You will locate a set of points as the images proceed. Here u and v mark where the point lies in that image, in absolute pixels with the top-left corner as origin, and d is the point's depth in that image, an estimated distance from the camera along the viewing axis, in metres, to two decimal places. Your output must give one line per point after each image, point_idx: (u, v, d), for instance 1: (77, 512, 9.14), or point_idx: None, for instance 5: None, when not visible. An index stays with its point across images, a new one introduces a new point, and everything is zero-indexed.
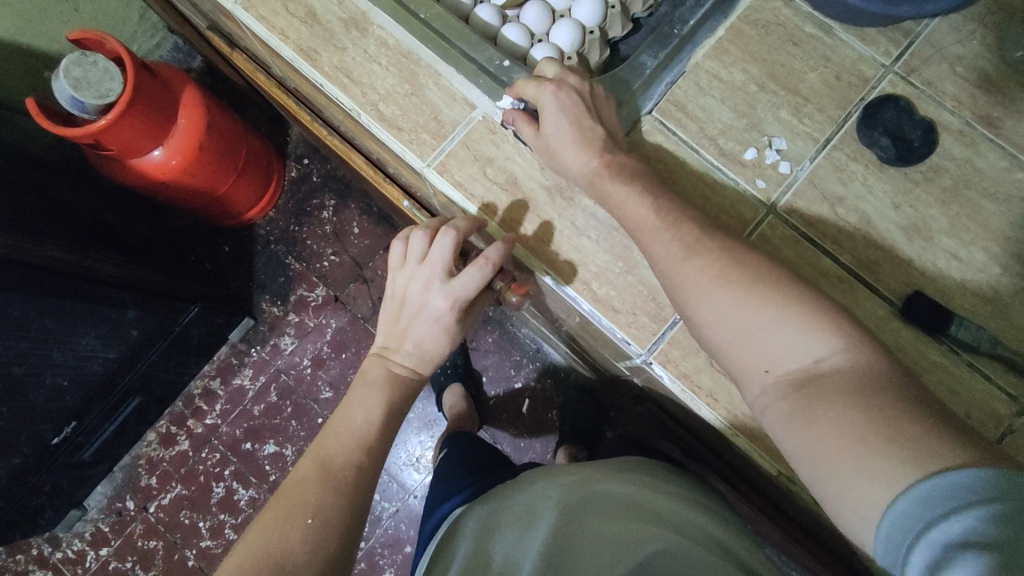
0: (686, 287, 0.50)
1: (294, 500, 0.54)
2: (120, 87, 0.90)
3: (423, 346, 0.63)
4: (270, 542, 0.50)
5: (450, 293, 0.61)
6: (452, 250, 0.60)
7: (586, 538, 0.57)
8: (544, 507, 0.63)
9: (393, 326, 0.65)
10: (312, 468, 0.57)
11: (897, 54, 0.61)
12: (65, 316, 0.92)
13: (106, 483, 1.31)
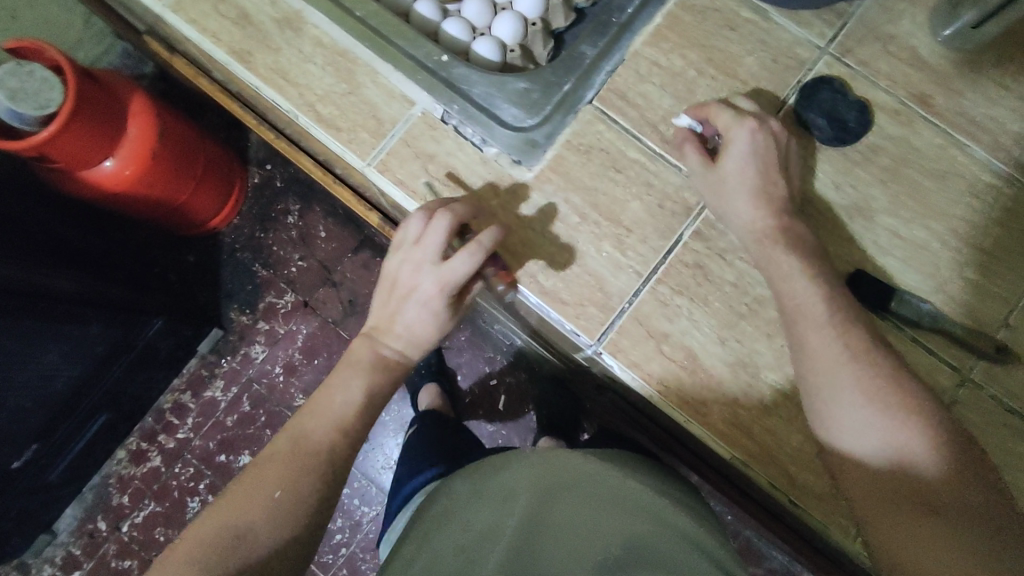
0: (807, 322, 0.51)
1: (262, 475, 0.53)
2: (60, 97, 0.87)
3: (412, 332, 0.59)
4: (235, 516, 0.50)
5: (440, 275, 0.56)
6: (446, 232, 0.56)
7: (560, 525, 0.57)
8: (514, 489, 0.61)
9: (381, 309, 0.60)
10: (286, 441, 0.56)
11: (831, 36, 0.62)
12: (25, 335, 0.90)
13: (76, 504, 1.28)
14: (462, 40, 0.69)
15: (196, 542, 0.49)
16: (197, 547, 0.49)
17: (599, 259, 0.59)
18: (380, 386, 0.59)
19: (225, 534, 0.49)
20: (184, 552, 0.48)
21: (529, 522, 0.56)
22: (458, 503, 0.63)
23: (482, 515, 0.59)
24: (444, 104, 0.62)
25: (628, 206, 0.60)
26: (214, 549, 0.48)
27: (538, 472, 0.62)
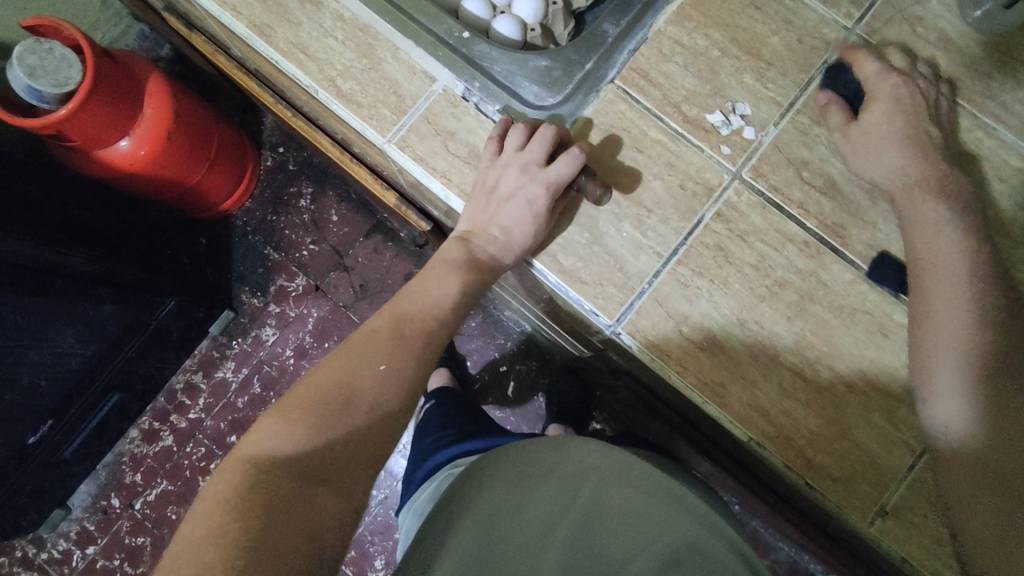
0: (939, 297, 0.51)
1: (364, 350, 0.54)
2: (79, 75, 0.87)
3: (512, 233, 0.57)
4: (340, 380, 0.52)
5: (546, 176, 0.56)
6: (551, 138, 0.58)
7: (608, 514, 0.56)
8: (572, 475, 0.59)
9: (477, 214, 0.59)
10: (383, 325, 0.57)
11: (859, 16, 0.61)
12: (39, 313, 0.91)
13: (89, 481, 1.30)
14: (483, 18, 0.68)
15: (303, 401, 0.51)
16: (305, 406, 0.50)
17: (619, 239, 0.59)
18: (478, 286, 0.60)
19: (330, 395, 0.51)
20: (293, 409, 0.50)
21: (580, 515, 0.56)
22: (492, 477, 0.59)
23: (526, 502, 0.57)
24: (465, 81, 0.62)
25: (649, 186, 0.59)
26: (322, 411, 0.50)
27: (602, 458, 0.60)
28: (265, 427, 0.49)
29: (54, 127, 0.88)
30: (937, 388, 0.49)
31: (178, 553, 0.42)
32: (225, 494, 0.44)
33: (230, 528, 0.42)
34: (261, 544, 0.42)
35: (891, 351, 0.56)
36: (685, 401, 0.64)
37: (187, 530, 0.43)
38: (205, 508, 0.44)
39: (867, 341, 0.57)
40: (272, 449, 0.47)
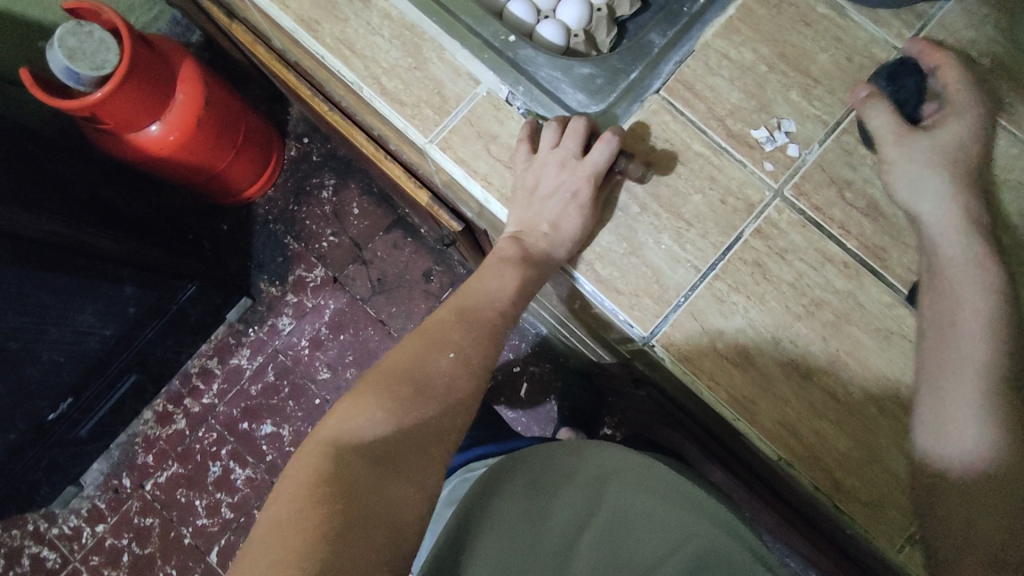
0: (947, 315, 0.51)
1: (432, 339, 0.56)
2: (116, 59, 0.88)
3: (561, 228, 0.58)
4: (412, 368, 0.53)
5: (584, 169, 0.58)
6: (583, 131, 0.59)
7: (632, 518, 0.56)
8: (590, 479, 0.59)
9: (523, 215, 0.60)
10: (448, 314, 0.58)
11: (910, 38, 0.60)
12: (60, 291, 0.91)
13: (102, 460, 1.31)
14: (527, 22, 0.68)
15: (378, 387, 0.51)
16: (381, 392, 0.51)
17: (656, 251, 0.59)
18: (529, 283, 0.59)
19: (405, 382, 0.52)
20: (369, 395, 0.50)
21: (603, 518, 0.56)
22: (509, 483, 0.59)
23: (548, 505, 0.57)
24: (509, 85, 0.62)
25: (690, 199, 0.59)
26: (398, 396, 0.51)
27: (619, 461, 0.59)
28: (342, 414, 0.49)
29: (89, 109, 0.89)
30: (951, 403, 0.49)
31: (260, 540, 0.41)
32: (305, 473, 0.44)
33: (317, 512, 0.41)
34: (348, 526, 0.41)
35: None
36: (712, 415, 0.64)
37: (269, 514, 0.42)
38: (289, 491, 0.43)
39: (904, 366, 0.56)
40: (352, 433, 0.47)
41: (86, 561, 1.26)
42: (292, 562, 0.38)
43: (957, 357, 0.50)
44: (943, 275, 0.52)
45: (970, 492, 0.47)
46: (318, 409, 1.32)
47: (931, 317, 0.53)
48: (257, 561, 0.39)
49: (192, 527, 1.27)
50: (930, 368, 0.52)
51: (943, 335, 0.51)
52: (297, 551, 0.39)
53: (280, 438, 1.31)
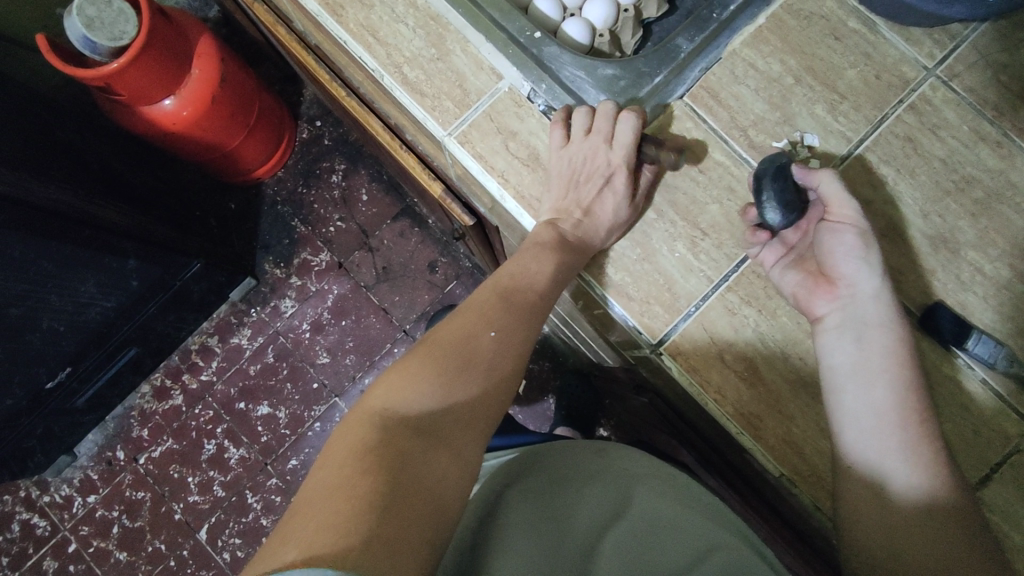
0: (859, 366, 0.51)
1: (474, 315, 0.54)
2: (134, 30, 0.87)
3: (596, 215, 0.57)
4: (455, 344, 0.52)
5: (618, 155, 0.57)
6: (612, 118, 0.58)
7: (659, 521, 0.54)
8: (615, 480, 0.58)
9: (557, 203, 0.59)
10: (488, 294, 0.56)
11: (940, 58, 0.59)
12: (64, 261, 0.91)
13: (97, 431, 1.31)
14: (553, 19, 0.67)
15: (423, 361, 0.50)
16: (426, 367, 0.50)
17: (670, 258, 0.59)
18: (563, 272, 0.57)
19: (448, 358, 0.51)
20: (414, 369, 0.49)
21: (630, 520, 0.54)
22: (531, 478, 0.58)
23: (574, 502, 0.55)
24: (532, 82, 0.61)
25: (707, 209, 0.59)
26: (441, 372, 0.50)
27: (641, 466, 0.60)
28: (388, 387, 0.48)
29: (103, 79, 0.88)
30: (890, 443, 0.50)
31: (306, 504, 0.39)
32: (353, 445, 0.43)
33: (366, 480, 0.40)
34: (394, 498, 0.40)
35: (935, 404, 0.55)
36: (713, 426, 0.63)
37: (315, 481, 0.41)
38: (336, 460, 0.42)
39: None
40: (397, 407, 0.47)
41: (75, 531, 1.26)
42: (342, 528, 0.37)
43: (889, 402, 0.50)
44: (863, 322, 0.52)
45: (915, 523, 0.48)
46: (316, 393, 1.32)
47: (847, 367, 0.52)
48: (304, 526, 0.37)
49: (183, 503, 1.28)
50: (859, 415, 0.51)
51: (870, 384, 0.51)
52: (347, 517, 0.37)
53: (276, 420, 1.31)
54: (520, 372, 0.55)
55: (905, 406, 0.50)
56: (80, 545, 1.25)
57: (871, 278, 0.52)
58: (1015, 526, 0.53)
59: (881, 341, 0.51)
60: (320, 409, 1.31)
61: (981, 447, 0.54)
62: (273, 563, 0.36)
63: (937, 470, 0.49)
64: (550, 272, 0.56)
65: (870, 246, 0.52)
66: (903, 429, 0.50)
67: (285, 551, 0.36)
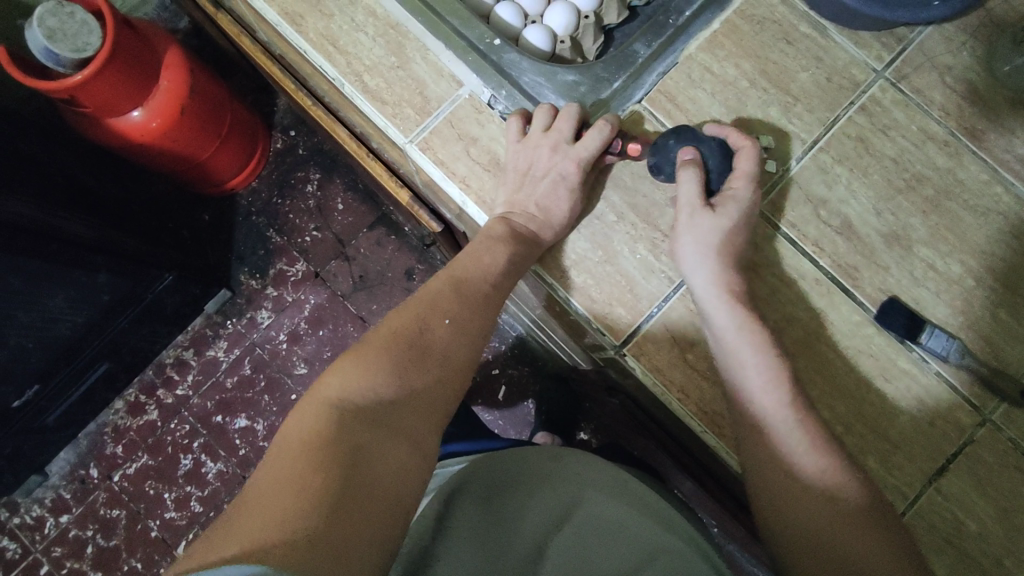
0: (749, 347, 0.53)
1: (430, 303, 0.54)
2: (98, 42, 0.86)
3: (550, 210, 0.58)
4: (409, 334, 0.52)
5: (576, 153, 0.58)
6: (575, 115, 0.59)
7: (610, 525, 0.54)
8: (566, 485, 0.57)
9: (512, 198, 0.59)
10: (444, 284, 0.56)
11: (888, 60, 0.61)
12: (33, 276, 0.90)
13: (69, 449, 1.28)
14: (513, 26, 0.68)
15: (379, 351, 0.50)
16: (380, 357, 0.50)
17: (631, 260, 0.59)
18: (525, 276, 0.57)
19: (403, 348, 0.51)
20: (368, 358, 0.49)
21: (576, 524, 0.55)
22: (479, 483, 0.57)
23: (523, 508, 0.55)
24: (492, 88, 0.62)
25: (667, 211, 0.60)
26: (394, 361, 0.50)
27: (598, 471, 0.59)
28: (342, 374, 0.48)
29: (68, 91, 0.87)
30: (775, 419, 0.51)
31: (257, 501, 0.38)
32: (306, 441, 0.42)
33: (317, 477, 0.39)
34: (345, 496, 0.39)
35: (893, 396, 0.56)
36: (683, 427, 0.64)
37: (267, 477, 0.40)
38: (287, 454, 0.41)
39: (871, 382, 0.56)
40: (352, 398, 0.46)
41: (48, 553, 1.23)
42: (286, 525, 0.36)
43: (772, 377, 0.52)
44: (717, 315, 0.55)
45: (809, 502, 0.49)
46: (294, 405, 1.30)
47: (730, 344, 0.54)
48: (253, 525, 0.37)
49: (160, 520, 1.25)
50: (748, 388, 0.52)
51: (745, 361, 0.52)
52: (293, 515, 0.37)
53: (254, 433, 1.29)
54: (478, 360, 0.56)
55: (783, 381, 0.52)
56: (53, 567, 1.22)
57: (709, 267, 0.54)
58: (972, 515, 0.54)
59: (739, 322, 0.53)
60: None
61: (936, 439, 0.55)
62: (210, 558, 0.35)
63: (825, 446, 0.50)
64: (505, 262, 0.56)
65: (682, 255, 0.55)
66: (784, 405, 0.51)
67: (223, 548, 0.35)
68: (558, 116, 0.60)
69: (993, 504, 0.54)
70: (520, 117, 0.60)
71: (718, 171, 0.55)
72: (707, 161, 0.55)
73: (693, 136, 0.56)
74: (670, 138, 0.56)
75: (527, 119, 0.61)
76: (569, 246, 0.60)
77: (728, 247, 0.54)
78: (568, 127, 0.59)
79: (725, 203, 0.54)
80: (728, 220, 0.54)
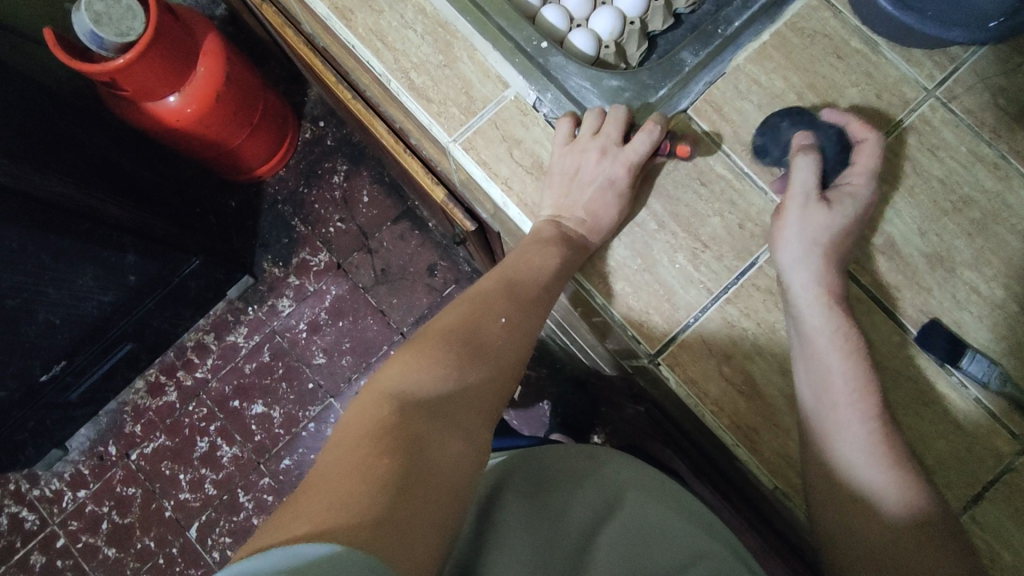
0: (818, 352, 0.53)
1: (482, 302, 0.56)
2: (141, 27, 0.87)
3: (599, 214, 0.58)
4: (465, 330, 0.54)
5: (626, 157, 0.58)
6: (624, 119, 0.59)
7: (652, 527, 0.55)
8: (607, 483, 0.58)
9: (559, 201, 0.60)
10: (495, 284, 0.58)
11: (940, 79, 0.60)
12: (63, 254, 0.91)
13: (89, 425, 1.30)
14: (560, 29, 0.68)
15: (436, 345, 0.51)
16: (440, 351, 0.51)
17: (670, 270, 0.59)
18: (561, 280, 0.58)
19: (458, 344, 0.52)
20: (428, 351, 0.51)
21: (621, 520, 0.55)
22: (519, 478, 0.58)
23: (566, 504, 0.56)
24: (538, 91, 0.63)
25: (708, 222, 0.59)
26: (451, 356, 0.51)
27: (635, 473, 0.60)
28: (403, 366, 0.49)
29: (109, 74, 0.88)
30: (845, 427, 0.51)
31: (320, 481, 0.39)
32: (373, 425, 0.43)
33: (384, 460, 0.40)
34: (411, 480, 0.40)
35: (929, 420, 0.55)
36: (710, 438, 0.64)
37: (333, 458, 0.41)
38: (353, 438, 0.42)
39: (907, 404, 0.56)
40: (412, 389, 0.47)
41: (64, 526, 1.25)
42: (355, 505, 0.37)
43: (841, 388, 0.51)
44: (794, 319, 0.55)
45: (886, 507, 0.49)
46: (311, 393, 1.31)
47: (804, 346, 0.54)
48: (319, 501, 0.37)
49: (174, 500, 1.27)
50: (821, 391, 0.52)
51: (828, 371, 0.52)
52: (362, 496, 0.37)
53: (270, 419, 1.30)
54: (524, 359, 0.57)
55: (856, 394, 0.51)
56: (69, 540, 1.25)
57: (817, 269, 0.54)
58: (1005, 544, 0.53)
59: (833, 338, 0.53)
60: (314, 410, 1.31)
61: (972, 465, 0.54)
62: (284, 536, 0.35)
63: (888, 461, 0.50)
64: (556, 265, 0.58)
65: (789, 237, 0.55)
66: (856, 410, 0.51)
67: (296, 526, 0.36)
68: (607, 118, 0.60)
69: None
70: (568, 119, 0.61)
71: (834, 162, 0.56)
72: (824, 149, 0.56)
73: (809, 121, 0.57)
74: (784, 120, 0.57)
75: (576, 120, 0.61)
76: (613, 251, 0.61)
77: (831, 243, 0.55)
78: (618, 130, 0.59)
79: (841, 198, 0.55)
80: (842, 218, 0.54)
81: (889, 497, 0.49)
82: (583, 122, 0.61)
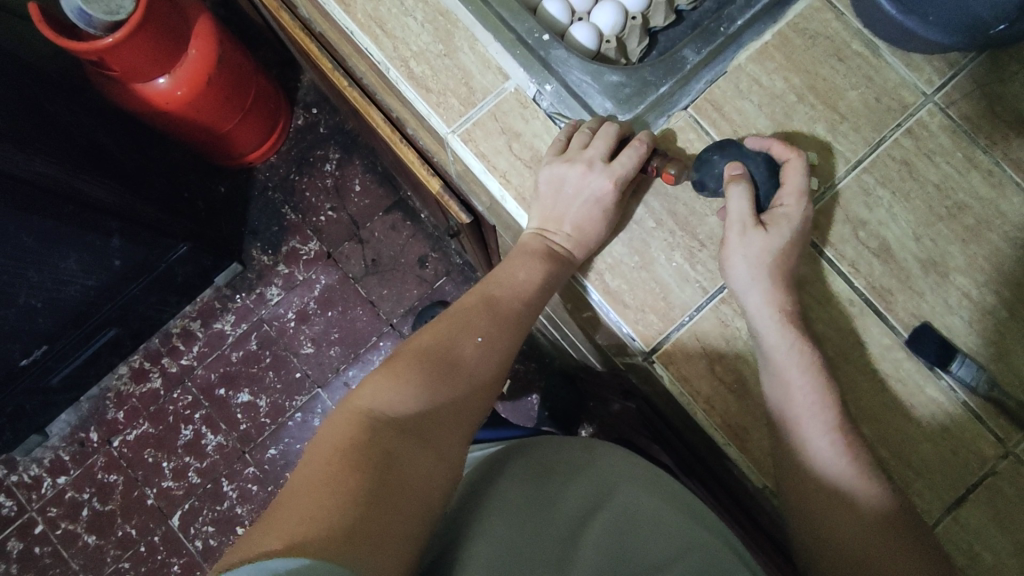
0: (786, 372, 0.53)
1: (462, 320, 0.56)
2: (131, 6, 0.85)
3: (584, 231, 0.58)
4: (442, 347, 0.53)
5: (611, 172, 0.57)
6: (612, 133, 0.58)
7: (642, 518, 0.55)
8: (599, 475, 0.59)
9: (547, 212, 0.60)
10: (476, 300, 0.58)
11: (939, 84, 0.61)
12: (46, 236, 0.89)
13: (71, 411, 1.28)
14: (561, 22, 0.67)
15: (410, 363, 0.51)
16: (415, 370, 0.51)
17: (667, 268, 0.59)
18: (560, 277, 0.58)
19: (433, 361, 0.52)
20: (403, 370, 0.50)
21: (610, 511, 0.55)
22: (514, 465, 0.59)
23: (559, 491, 0.56)
24: (538, 84, 0.62)
25: (705, 220, 0.59)
26: (426, 373, 0.51)
27: (626, 465, 0.60)
28: (377, 385, 0.49)
29: (98, 53, 0.86)
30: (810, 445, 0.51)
31: (289, 499, 0.40)
32: (342, 442, 0.43)
33: (352, 477, 0.41)
34: (377, 497, 0.41)
35: (917, 423, 0.56)
36: (701, 437, 0.64)
37: (301, 476, 0.41)
38: (322, 456, 0.42)
39: (895, 407, 0.56)
40: (385, 406, 0.47)
41: (43, 512, 1.23)
42: (322, 521, 0.38)
43: (799, 398, 0.52)
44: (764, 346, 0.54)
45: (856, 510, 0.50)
46: (298, 383, 1.30)
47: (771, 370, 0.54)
48: (288, 520, 0.38)
49: (157, 488, 1.25)
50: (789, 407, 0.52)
51: (783, 387, 0.53)
52: (329, 512, 0.38)
53: (256, 408, 1.29)
54: (503, 378, 0.57)
55: (818, 405, 0.52)
56: (47, 527, 1.23)
57: (762, 292, 0.54)
58: (986, 547, 0.54)
59: (791, 350, 0.53)
60: (302, 400, 1.30)
61: (957, 467, 0.55)
62: (252, 553, 0.36)
63: (855, 470, 0.50)
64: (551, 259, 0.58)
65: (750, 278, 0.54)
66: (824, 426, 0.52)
67: (265, 543, 0.37)
68: (595, 132, 0.59)
69: (1007, 536, 0.54)
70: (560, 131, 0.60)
71: (766, 186, 0.55)
72: (753, 176, 0.55)
73: (737, 151, 0.55)
74: (713, 153, 0.56)
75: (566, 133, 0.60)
76: (609, 246, 0.60)
77: (778, 266, 0.55)
78: (604, 144, 0.58)
79: (776, 221, 0.54)
80: (780, 239, 0.54)
81: (855, 502, 0.50)
82: (572, 135, 0.60)
